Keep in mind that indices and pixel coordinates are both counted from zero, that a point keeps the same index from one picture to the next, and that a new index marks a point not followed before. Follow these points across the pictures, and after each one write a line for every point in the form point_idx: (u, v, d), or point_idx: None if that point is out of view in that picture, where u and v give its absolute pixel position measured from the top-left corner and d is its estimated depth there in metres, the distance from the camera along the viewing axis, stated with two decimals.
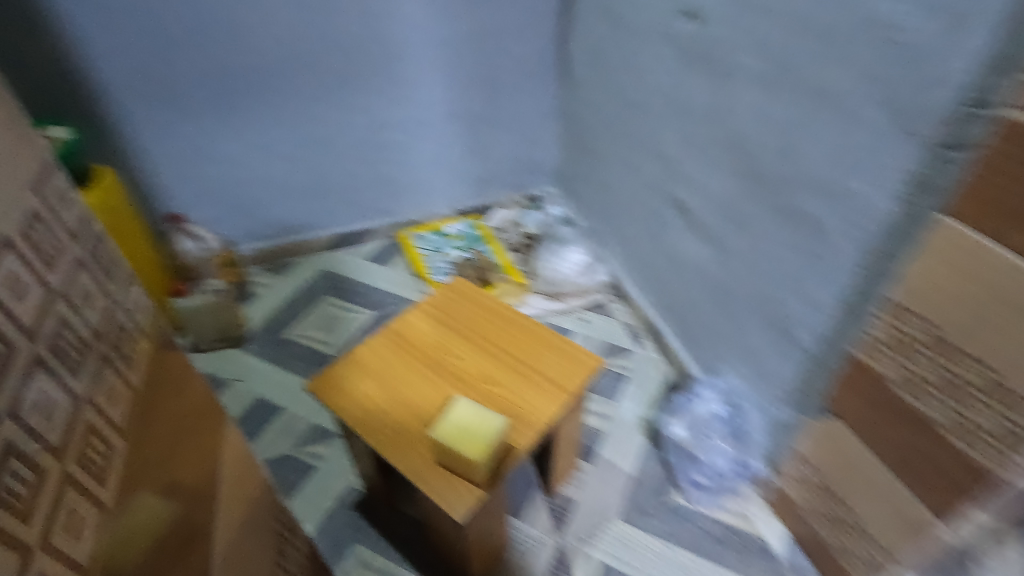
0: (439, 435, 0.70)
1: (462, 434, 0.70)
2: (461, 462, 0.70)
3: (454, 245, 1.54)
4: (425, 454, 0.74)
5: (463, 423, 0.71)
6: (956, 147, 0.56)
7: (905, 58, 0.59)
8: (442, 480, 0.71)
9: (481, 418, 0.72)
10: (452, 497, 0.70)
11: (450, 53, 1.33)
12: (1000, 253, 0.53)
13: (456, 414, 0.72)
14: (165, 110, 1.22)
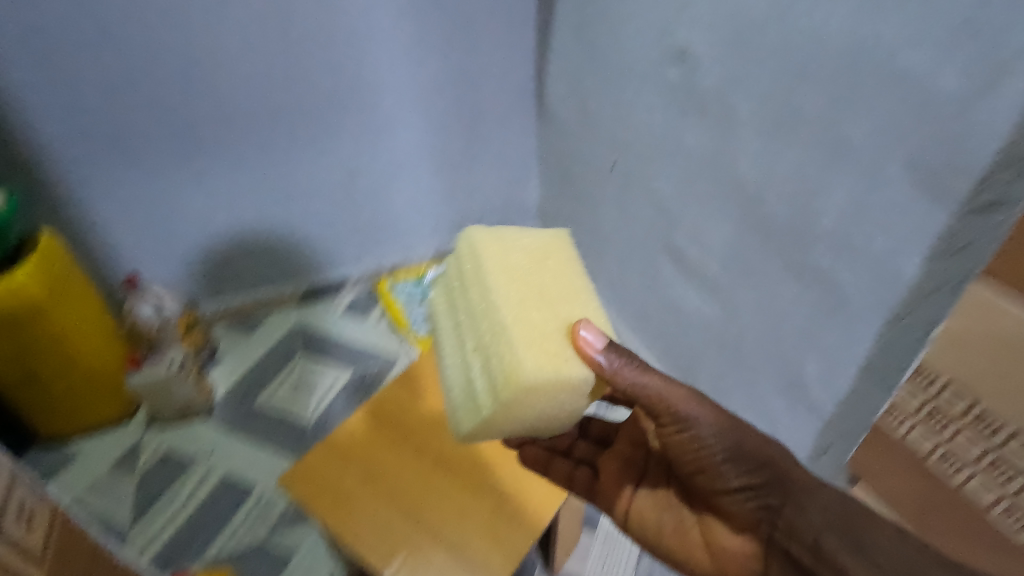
0: (496, 242, 0.67)
1: (546, 267, 0.66)
2: (534, 300, 0.61)
3: (434, 292, 1.44)
4: (483, 321, 0.63)
5: (544, 253, 0.67)
6: (1003, 204, 0.52)
7: (932, 112, 0.54)
8: (506, 341, 0.58)
9: (567, 253, 0.68)
10: (526, 360, 0.56)
11: (429, 93, 1.26)
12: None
13: (518, 229, 0.70)
14: (116, 166, 1.12)
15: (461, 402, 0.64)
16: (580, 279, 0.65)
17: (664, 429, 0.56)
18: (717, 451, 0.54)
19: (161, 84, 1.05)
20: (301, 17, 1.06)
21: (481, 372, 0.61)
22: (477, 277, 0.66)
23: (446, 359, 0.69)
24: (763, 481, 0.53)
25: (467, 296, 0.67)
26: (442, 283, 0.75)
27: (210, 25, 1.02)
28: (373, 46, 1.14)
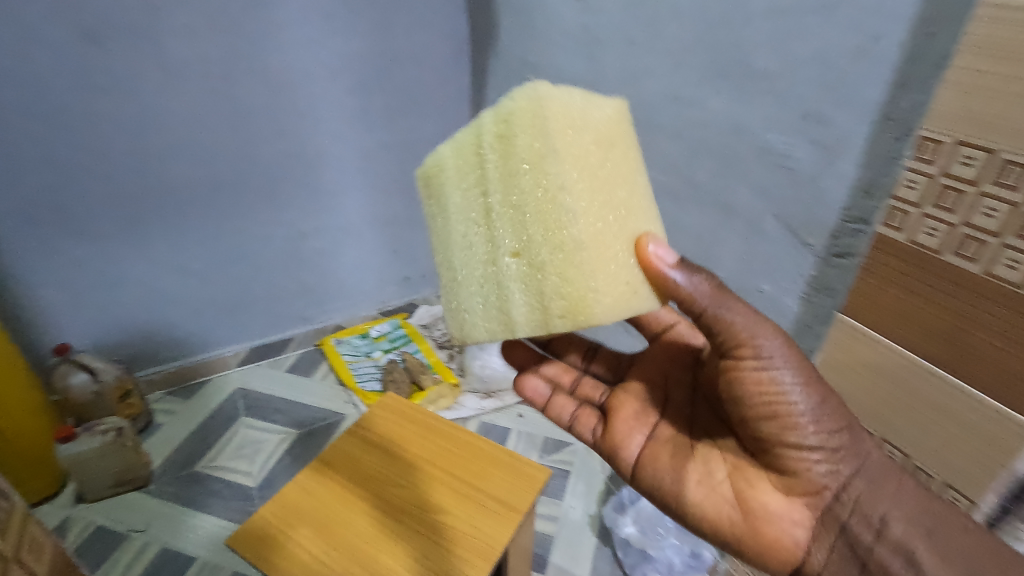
0: (560, 116, 0.47)
1: (611, 156, 0.49)
2: (608, 207, 0.48)
3: (381, 348, 1.48)
4: (536, 223, 0.48)
5: (612, 126, 0.49)
6: (849, 255, 0.62)
7: (794, 179, 0.66)
8: (571, 259, 0.48)
9: (629, 140, 0.51)
10: (603, 296, 0.48)
11: (372, 161, 1.34)
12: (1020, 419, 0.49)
13: (582, 97, 0.49)
14: (51, 234, 1.10)
15: (486, 306, 0.53)
16: (642, 179, 0.52)
17: (746, 370, 0.52)
18: (801, 404, 0.51)
19: (103, 156, 1.07)
20: (248, 93, 1.13)
21: (522, 287, 0.50)
22: (537, 165, 0.47)
23: (458, 254, 0.54)
24: (830, 440, 0.52)
25: (517, 185, 0.48)
26: (462, 171, 0.51)
27: (158, 99, 1.06)
28: (318, 115, 1.22)
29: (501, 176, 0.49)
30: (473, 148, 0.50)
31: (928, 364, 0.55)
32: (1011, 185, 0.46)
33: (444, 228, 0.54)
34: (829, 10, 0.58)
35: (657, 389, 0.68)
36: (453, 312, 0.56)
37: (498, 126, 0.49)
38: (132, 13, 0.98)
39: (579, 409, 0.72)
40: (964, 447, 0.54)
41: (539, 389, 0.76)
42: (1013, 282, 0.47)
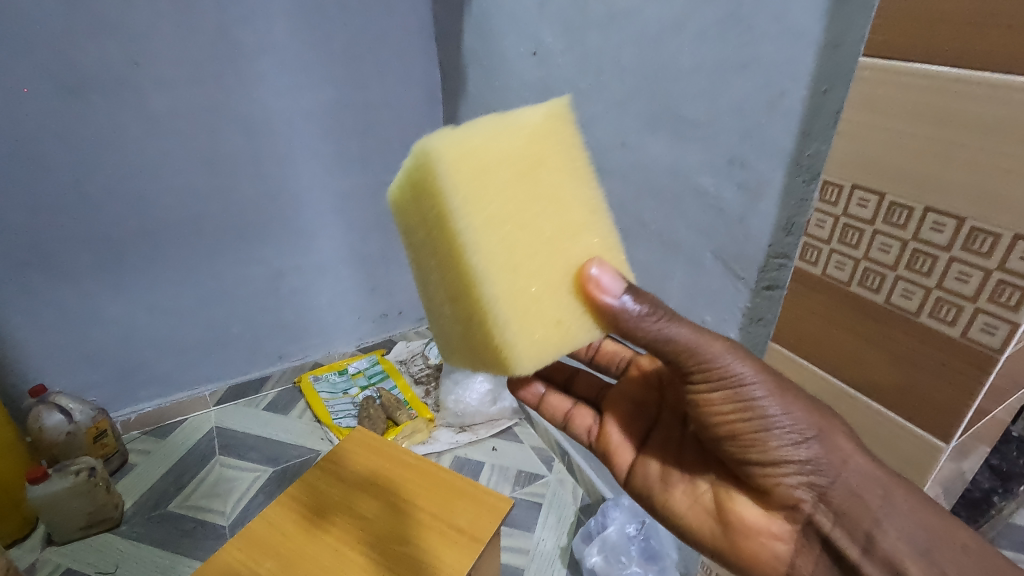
0: (462, 155, 0.47)
1: (522, 184, 0.48)
2: (523, 247, 0.48)
3: (358, 385, 1.49)
4: (455, 271, 0.50)
5: (525, 151, 0.48)
6: (775, 287, 0.68)
7: (726, 218, 0.72)
8: (488, 309, 0.49)
9: (552, 152, 0.49)
10: (519, 345, 0.49)
11: (348, 202, 1.40)
12: (915, 431, 0.56)
13: (488, 130, 0.48)
14: (32, 277, 1.13)
15: (446, 340, 0.58)
16: (569, 203, 0.50)
17: (698, 394, 0.52)
18: (760, 427, 0.49)
19: (86, 202, 1.11)
20: (228, 141, 1.19)
21: (463, 327, 0.54)
22: (440, 216, 0.48)
23: (421, 290, 0.59)
24: (802, 459, 0.50)
25: (435, 235, 0.50)
26: (399, 217, 0.55)
27: (140, 149, 1.12)
28: (295, 160, 1.28)
29: (424, 225, 0.51)
30: (399, 197, 0.53)
31: (854, 389, 0.61)
32: (899, 225, 0.52)
33: (408, 266, 0.59)
34: (742, 68, 0.65)
35: (652, 390, 0.68)
36: (432, 339, 0.63)
37: (409, 173, 0.50)
38: (117, 68, 1.04)
39: (576, 408, 0.73)
40: (898, 457, 0.59)
41: (534, 387, 0.76)
42: (910, 310, 0.53)
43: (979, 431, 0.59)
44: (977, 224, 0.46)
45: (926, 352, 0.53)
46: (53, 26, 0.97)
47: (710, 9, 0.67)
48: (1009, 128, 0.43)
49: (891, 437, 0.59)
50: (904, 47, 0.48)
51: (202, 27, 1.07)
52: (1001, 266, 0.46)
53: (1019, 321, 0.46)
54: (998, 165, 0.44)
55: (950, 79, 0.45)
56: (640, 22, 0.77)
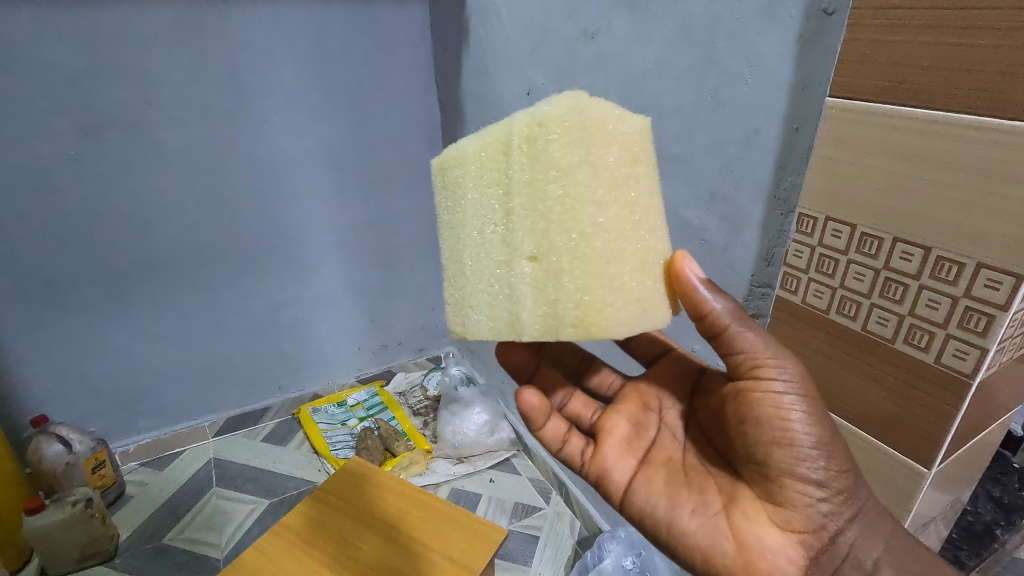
0: (597, 131, 0.52)
1: (634, 174, 0.54)
2: (632, 224, 0.54)
3: (357, 416, 1.48)
4: (561, 232, 0.52)
5: (636, 141, 0.54)
6: (759, 316, 0.70)
7: (711, 249, 0.75)
8: (593, 270, 0.52)
9: (647, 156, 0.56)
10: (618, 308, 0.53)
11: (349, 235, 1.43)
12: (900, 458, 0.58)
13: (603, 114, 0.53)
14: (38, 308, 1.16)
15: (493, 304, 0.57)
16: (656, 200, 0.57)
17: (765, 392, 0.54)
18: (811, 437, 0.53)
19: (95, 234, 1.15)
20: (235, 177, 1.24)
21: (534, 292, 0.54)
22: (567, 175, 0.51)
23: (471, 251, 0.58)
24: (834, 482, 0.54)
25: (545, 193, 0.52)
26: (487, 169, 0.55)
27: (150, 183, 1.16)
28: (299, 195, 1.32)
29: (528, 181, 0.52)
30: (502, 148, 0.54)
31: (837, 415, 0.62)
32: (871, 255, 0.54)
33: (464, 222, 0.59)
34: (720, 107, 0.68)
35: (651, 413, 0.70)
36: (457, 306, 0.61)
37: (530, 129, 0.52)
38: (131, 109, 1.09)
39: (573, 429, 0.71)
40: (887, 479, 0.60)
41: (542, 408, 0.71)
42: (886, 337, 0.55)
43: (967, 456, 0.60)
44: (941, 253, 0.49)
45: (903, 378, 0.55)
46: (71, 70, 1.03)
47: (689, 53, 0.71)
48: (964, 162, 0.46)
49: (878, 462, 0.60)
50: (864, 89, 0.51)
51: (212, 70, 1.13)
52: (967, 294, 0.48)
53: (987, 346, 0.48)
54: (956, 197, 0.47)
55: (906, 117, 0.48)
56: (627, 65, 0.81)
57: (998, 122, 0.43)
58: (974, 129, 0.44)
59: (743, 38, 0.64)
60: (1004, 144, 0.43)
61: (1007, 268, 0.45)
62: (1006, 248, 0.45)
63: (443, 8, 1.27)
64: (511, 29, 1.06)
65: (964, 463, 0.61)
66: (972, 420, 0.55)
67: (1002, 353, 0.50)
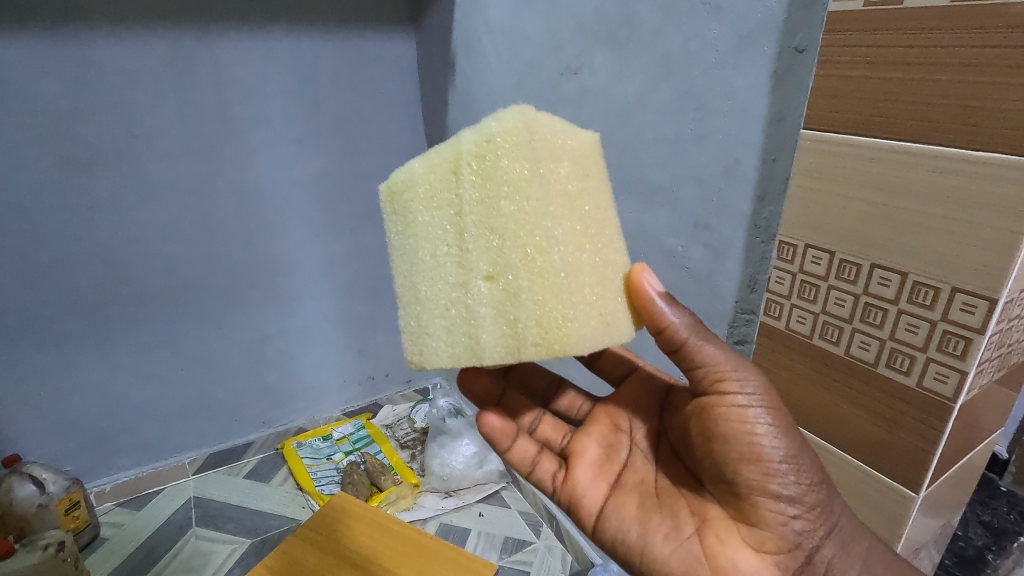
0: (547, 145, 0.54)
1: (585, 188, 0.56)
2: (585, 237, 0.55)
3: (342, 450, 1.45)
4: (516, 248, 0.53)
5: (585, 157, 0.57)
6: (744, 342, 0.71)
7: (695, 277, 0.76)
8: (551, 286, 0.53)
9: (598, 170, 0.59)
10: (579, 321, 0.53)
11: (336, 267, 1.43)
12: (887, 482, 0.58)
13: (550, 127, 0.55)
14: (15, 343, 1.14)
15: (451, 328, 0.57)
16: (610, 215, 0.59)
17: (730, 405, 0.55)
18: (779, 451, 0.53)
19: (77, 267, 1.14)
20: (222, 208, 1.24)
21: (493, 311, 0.55)
22: (518, 189, 0.52)
23: (425, 275, 0.58)
24: (805, 498, 0.54)
25: (497, 209, 0.53)
26: (436, 191, 0.56)
27: (135, 215, 1.15)
28: (286, 227, 1.32)
29: (478, 199, 0.53)
30: (452, 168, 0.55)
31: (821, 440, 0.63)
32: (850, 280, 0.55)
33: (415, 247, 0.58)
34: (700, 139, 0.70)
35: (622, 434, 0.70)
36: (414, 335, 0.60)
37: (479, 146, 0.53)
38: (118, 143, 1.09)
39: (542, 453, 0.72)
40: (876, 504, 0.60)
41: (506, 430, 0.73)
42: (868, 361, 0.56)
43: (953, 479, 0.61)
44: (918, 279, 0.50)
45: (886, 401, 0.56)
46: (59, 105, 1.03)
47: (669, 88, 0.73)
48: (934, 191, 0.47)
49: (867, 487, 0.60)
50: (837, 122, 0.53)
51: (201, 105, 1.14)
52: (944, 317, 0.49)
53: (966, 369, 0.49)
54: (928, 224, 0.48)
55: (878, 148, 0.50)
56: (609, 100, 0.84)
57: (965, 153, 0.45)
58: (943, 159, 0.46)
59: (720, 73, 0.66)
60: (971, 173, 0.45)
61: (980, 292, 0.46)
62: (977, 272, 0.46)
63: (430, 46, 1.30)
64: (497, 66, 1.09)
65: (951, 486, 0.62)
66: (957, 443, 0.55)
67: (980, 376, 0.51)
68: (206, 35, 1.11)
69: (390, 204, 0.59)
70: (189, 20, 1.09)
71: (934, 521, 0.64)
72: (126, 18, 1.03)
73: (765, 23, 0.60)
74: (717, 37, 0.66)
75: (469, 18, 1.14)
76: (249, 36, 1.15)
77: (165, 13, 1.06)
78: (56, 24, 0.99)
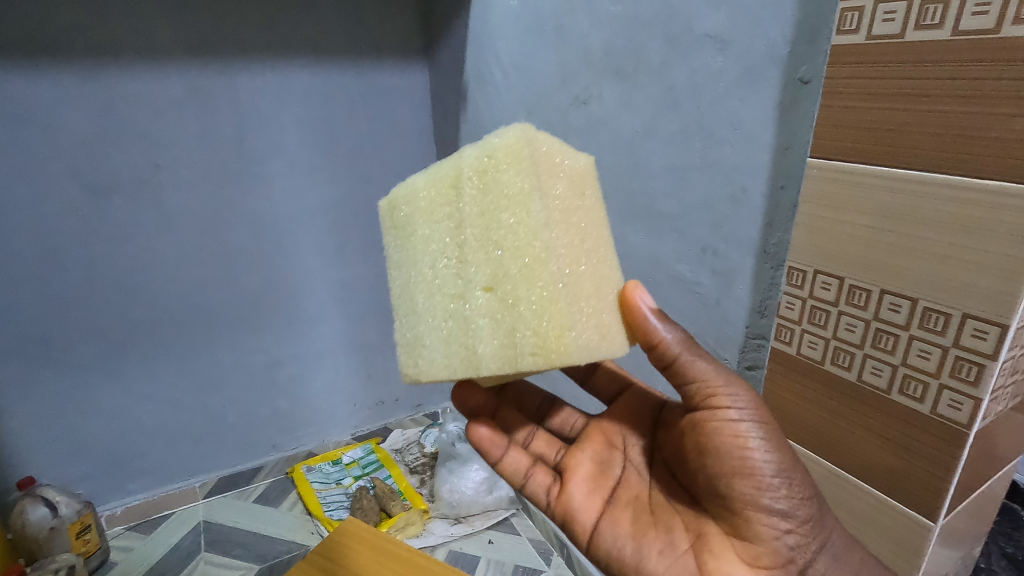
0: (546, 162, 0.55)
1: (582, 206, 0.57)
2: (582, 251, 0.56)
3: (351, 474, 1.45)
4: (515, 260, 0.54)
5: (583, 176, 0.58)
6: (756, 367, 0.71)
7: (705, 302, 0.77)
8: (550, 295, 0.54)
9: (595, 189, 0.59)
10: (576, 329, 0.54)
11: (348, 291, 1.45)
12: (903, 510, 0.57)
13: (549, 144, 0.56)
14: (33, 367, 1.16)
15: (448, 340, 0.58)
16: (606, 233, 0.59)
17: (723, 420, 0.55)
18: (771, 465, 0.54)
19: (96, 291, 1.16)
20: (238, 234, 1.26)
21: (490, 323, 0.55)
22: (518, 203, 0.54)
23: (422, 287, 0.59)
24: (794, 513, 0.54)
25: (497, 221, 0.54)
26: (437, 206, 0.57)
27: (154, 241, 1.18)
28: (299, 252, 1.35)
29: (479, 212, 0.55)
30: (452, 182, 0.56)
31: (832, 464, 0.63)
32: (860, 306, 0.56)
33: (414, 257, 0.59)
34: (708, 167, 0.72)
35: (616, 451, 0.70)
36: (409, 347, 0.60)
37: (481, 162, 0.55)
38: (139, 171, 1.13)
39: (536, 466, 0.71)
40: (894, 533, 0.59)
41: (495, 440, 0.72)
42: (882, 387, 0.56)
43: (972, 507, 0.60)
44: (928, 304, 0.50)
45: (899, 426, 0.55)
46: (85, 136, 1.07)
47: (676, 118, 0.75)
48: (940, 218, 0.48)
49: (884, 516, 0.59)
50: (842, 151, 0.54)
51: (220, 134, 1.18)
52: (956, 343, 0.49)
53: (980, 396, 0.49)
54: (936, 251, 0.49)
55: (884, 176, 0.51)
56: (617, 129, 0.86)
57: (971, 181, 0.46)
58: (949, 188, 0.47)
59: (726, 104, 0.68)
60: (980, 202, 0.45)
61: (990, 318, 0.46)
62: (987, 298, 0.46)
63: (442, 76, 1.34)
64: (507, 97, 1.12)
65: (971, 514, 0.60)
66: (974, 472, 0.55)
67: (996, 403, 0.50)
68: (227, 69, 1.15)
69: (393, 220, 0.61)
70: (211, 54, 1.13)
71: (954, 551, 0.62)
72: (152, 53, 1.08)
73: (769, 57, 0.62)
74: (722, 69, 0.67)
75: (480, 50, 1.18)
76: (268, 69, 1.19)
77: (189, 49, 1.11)
78: (85, 59, 1.03)
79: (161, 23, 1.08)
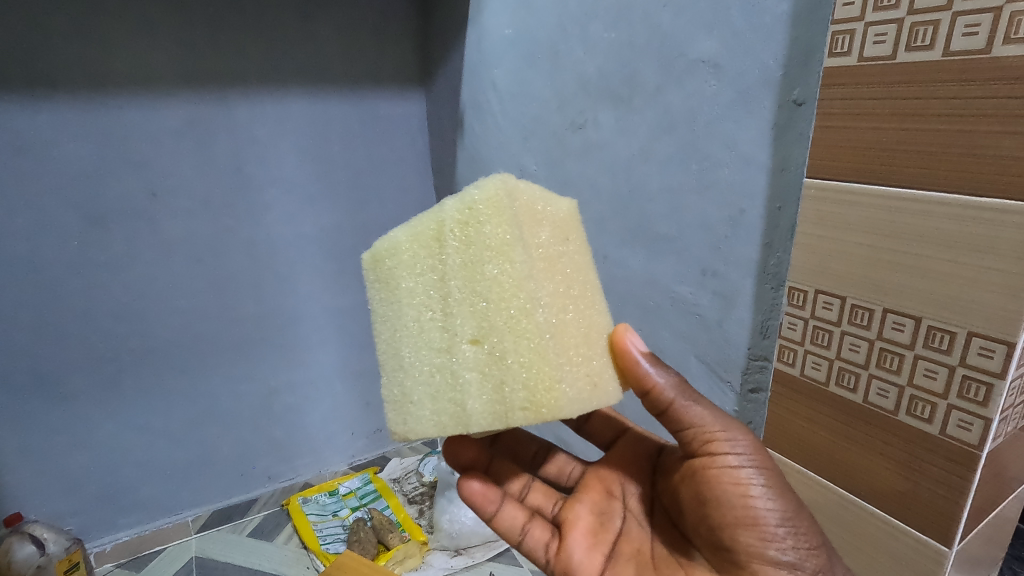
0: (528, 211, 0.55)
1: (566, 251, 0.58)
2: (569, 297, 0.56)
3: (348, 506, 1.41)
4: (501, 311, 0.54)
5: (565, 222, 0.58)
6: (759, 390, 0.70)
7: (706, 323, 0.76)
8: (538, 348, 0.53)
9: (578, 234, 0.60)
10: (567, 382, 0.53)
11: (345, 318, 1.44)
12: (918, 537, 0.56)
13: (531, 190, 0.57)
14: (23, 399, 1.13)
15: (436, 396, 0.56)
16: (591, 275, 0.60)
17: (723, 467, 0.54)
18: (775, 514, 0.52)
19: (89, 320, 1.15)
20: (235, 261, 1.26)
21: (479, 376, 0.54)
22: (502, 254, 0.53)
23: (408, 341, 0.58)
24: (805, 565, 0.52)
25: (482, 273, 0.54)
26: (420, 258, 0.57)
27: (150, 269, 1.17)
28: (296, 279, 1.34)
29: (463, 263, 0.55)
30: (435, 235, 0.56)
31: (840, 488, 0.61)
32: (863, 326, 0.55)
33: (398, 312, 0.58)
34: (705, 189, 0.72)
35: (615, 500, 0.69)
36: (397, 404, 0.58)
37: (462, 214, 0.54)
38: (137, 200, 1.13)
39: (533, 520, 0.70)
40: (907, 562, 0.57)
41: (489, 494, 0.70)
42: (888, 409, 0.55)
43: (985, 534, 0.58)
44: (932, 323, 0.50)
45: (908, 451, 0.54)
46: (83, 166, 1.07)
47: (670, 141, 0.76)
48: (941, 237, 0.48)
49: (898, 546, 0.58)
50: (837, 173, 0.55)
51: (219, 163, 1.19)
52: (963, 363, 0.48)
53: (990, 416, 0.48)
54: (941, 271, 0.48)
55: (881, 195, 0.51)
56: (613, 153, 0.86)
57: (969, 200, 0.45)
58: (947, 206, 0.47)
59: (721, 127, 0.68)
60: (980, 220, 0.45)
61: (996, 337, 0.46)
62: (991, 317, 0.46)
63: (438, 105, 1.36)
64: (503, 124, 1.13)
65: (984, 542, 0.59)
66: (987, 495, 0.53)
67: (1005, 424, 0.49)
68: (226, 98, 1.16)
69: (376, 270, 0.59)
70: (211, 85, 1.15)
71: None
72: (151, 84, 1.10)
73: (762, 80, 0.62)
74: (716, 93, 0.68)
75: (476, 77, 1.20)
76: (266, 99, 1.20)
77: (188, 79, 1.12)
78: (85, 91, 1.04)
79: (163, 57, 1.10)
